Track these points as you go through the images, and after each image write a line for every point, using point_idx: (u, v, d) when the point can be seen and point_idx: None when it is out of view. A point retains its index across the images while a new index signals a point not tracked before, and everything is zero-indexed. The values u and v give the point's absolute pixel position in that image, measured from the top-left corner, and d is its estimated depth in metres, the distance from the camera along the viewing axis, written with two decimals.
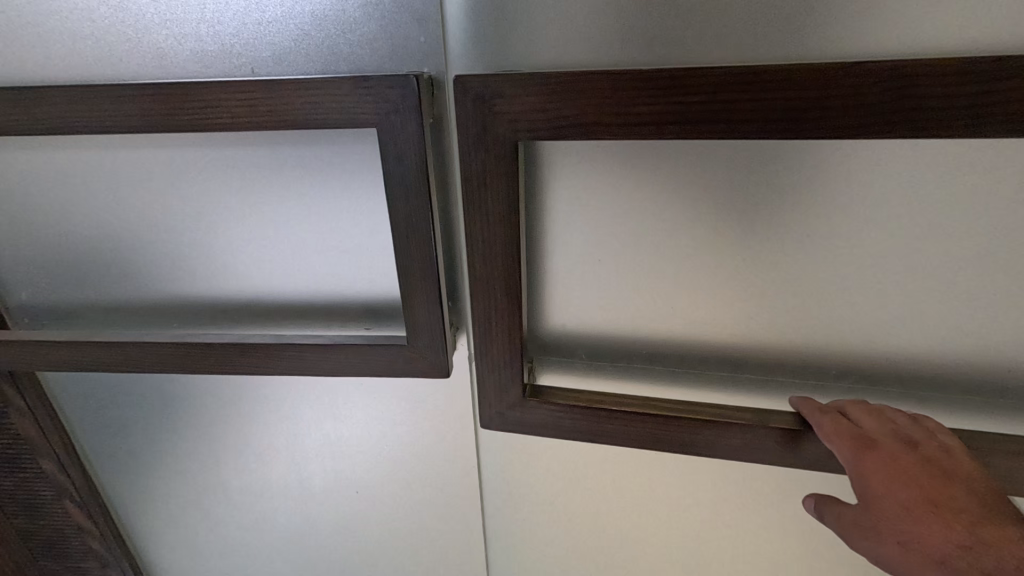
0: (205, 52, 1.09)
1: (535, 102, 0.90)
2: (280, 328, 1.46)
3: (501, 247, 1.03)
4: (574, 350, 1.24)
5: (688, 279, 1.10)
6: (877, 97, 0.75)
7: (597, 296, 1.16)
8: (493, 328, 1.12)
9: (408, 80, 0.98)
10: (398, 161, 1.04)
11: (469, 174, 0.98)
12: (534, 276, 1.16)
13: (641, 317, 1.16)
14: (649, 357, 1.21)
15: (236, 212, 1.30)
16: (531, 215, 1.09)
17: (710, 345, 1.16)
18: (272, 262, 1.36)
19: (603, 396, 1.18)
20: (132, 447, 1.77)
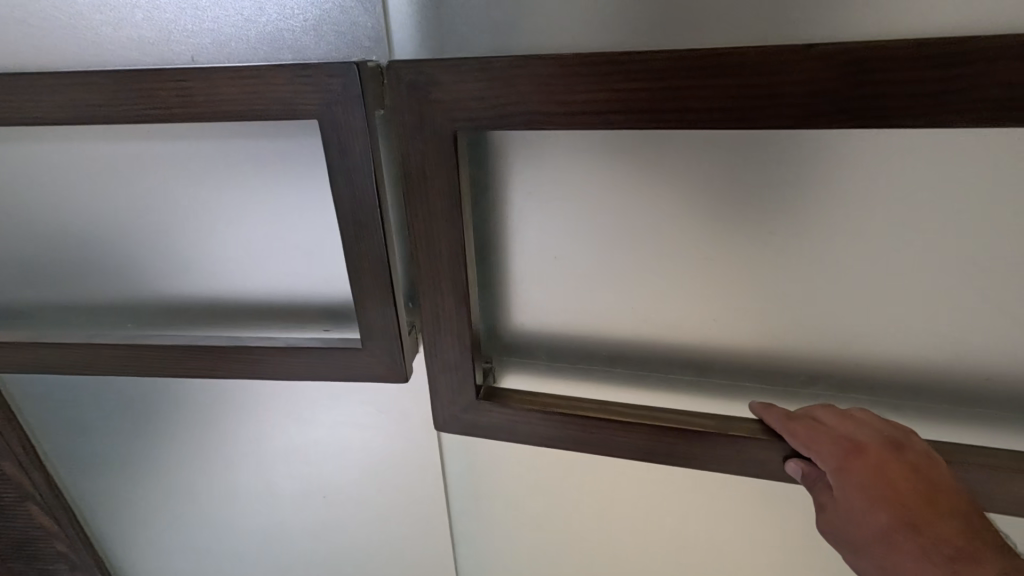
0: (140, 39, 0.99)
1: (478, 90, 0.78)
2: (238, 329, 1.38)
3: (448, 248, 0.91)
4: (536, 351, 1.16)
5: (654, 278, 1.01)
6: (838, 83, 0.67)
7: (562, 297, 1.07)
8: (440, 334, 1.00)
9: (351, 69, 0.88)
10: (342, 155, 0.95)
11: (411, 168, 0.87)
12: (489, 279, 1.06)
13: (607, 315, 1.08)
14: (613, 359, 1.12)
15: (184, 208, 1.22)
16: (487, 210, 1.00)
17: (676, 345, 1.08)
18: (225, 259, 1.28)
19: (560, 399, 1.07)
20: (94, 447, 1.72)
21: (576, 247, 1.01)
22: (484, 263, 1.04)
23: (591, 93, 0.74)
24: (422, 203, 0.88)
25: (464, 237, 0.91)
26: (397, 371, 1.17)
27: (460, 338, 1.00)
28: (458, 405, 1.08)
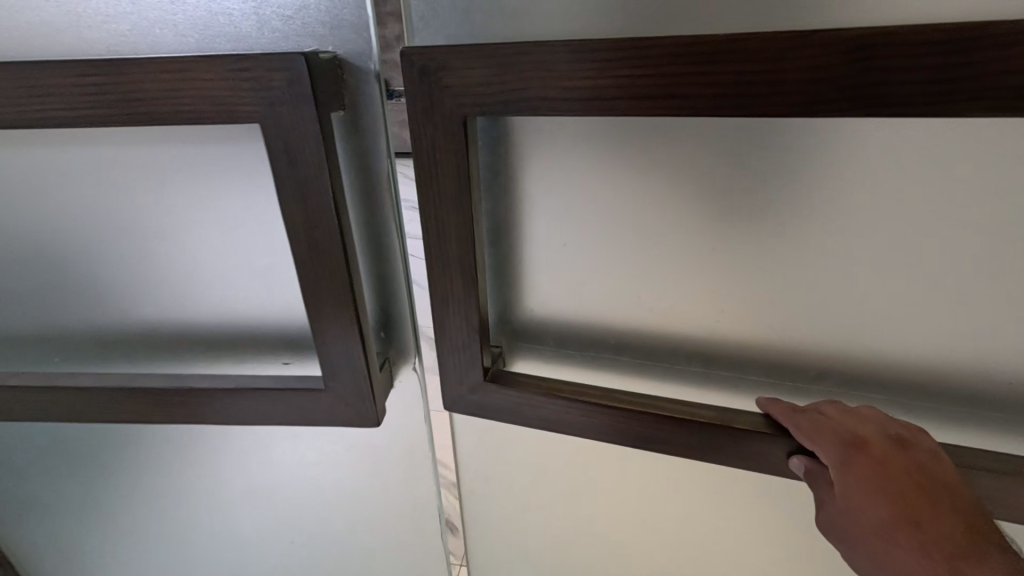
0: (48, 27, 0.87)
1: (489, 74, 0.76)
2: (188, 367, 1.20)
3: (458, 234, 0.88)
4: (539, 343, 1.08)
5: (660, 264, 0.93)
6: (842, 71, 0.65)
7: (565, 289, 1.00)
8: (451, 322, 0.96)
9: (296, 60, 0.78)
10: (290, 165, 0.85)
11: (419, 150, 0.84)
12: (499, 270, 1.01)
13: (609, 307, 1.00)
14: (618, 349, 1.04)
15: (119, 240, 1.06)
16: (501, 197, 0.94)
17: (682, 335, 0.99)
18: (172, 288, 1.11)
19: (565, 384, 1.02)
20: (25, 495, 1.51)
21: (578, 234, 0.94)
22: (494, 251, 0.99)
23: (596, 80, 0.73)
24: (431, 187, 0.85)
25: (471, 222, 0.87)
26: (366, 415, 1.06)
27: (469, 327, 0.96)
28: (464, 392, 1.03)
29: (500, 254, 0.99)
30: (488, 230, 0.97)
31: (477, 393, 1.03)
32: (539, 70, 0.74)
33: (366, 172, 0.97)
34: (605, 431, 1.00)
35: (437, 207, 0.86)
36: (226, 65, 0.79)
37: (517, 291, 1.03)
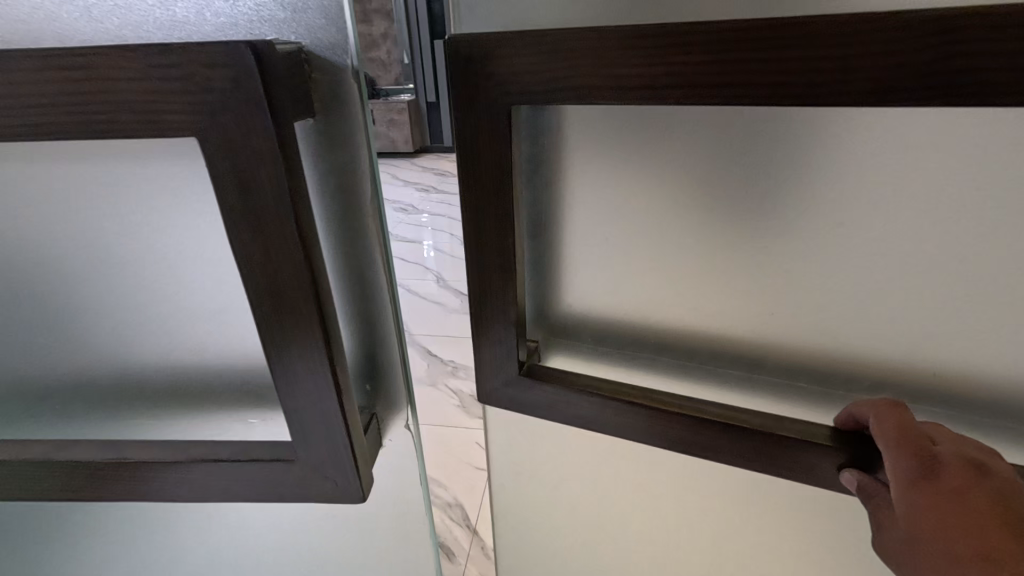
0: None
1: (536, 55, 0.72)
2: (151, 425, 1.11)
3: (503, 218, 0.85)
4: (576, 340, 1.02)
5: (710, 256, 0.85)
6: (914, 57, 0.58)
7: (609, 282, 0.94)
8: (491, 313, 0.94)
9: (238, 52, 0.67)
10: (242, 193, 0.74)
11: (461, 139, 0.81)
12: (543, 261, 0.97)
13: (655, 301, 0.93)
14: (657, 351, 0.96)
15: (80, 283, 0.98)
16: (541, 185, 0.91)
17: (727, 335, 0.90)
18: (136, 335, 1.02)
19: (607, 383, 0.97)
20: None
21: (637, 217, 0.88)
22: (538, 240, 0.95)
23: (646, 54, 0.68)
24: (472, 177, 0.83)
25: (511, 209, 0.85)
26: (351, 486, 0.97)
27: (508, 317, 0.93)
28: (505, 384, 1.01)
29: (542, 243, 0.95)
30: (531, 217, 0.93)
31: (518, 388, 1.00)
32: (582, 56, 0.69)
33: (345, 199, 0.90)
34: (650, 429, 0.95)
35: (478, 198, 0.84)
36: (147, 55, 0.67)
37: (557, 284, 0.98)
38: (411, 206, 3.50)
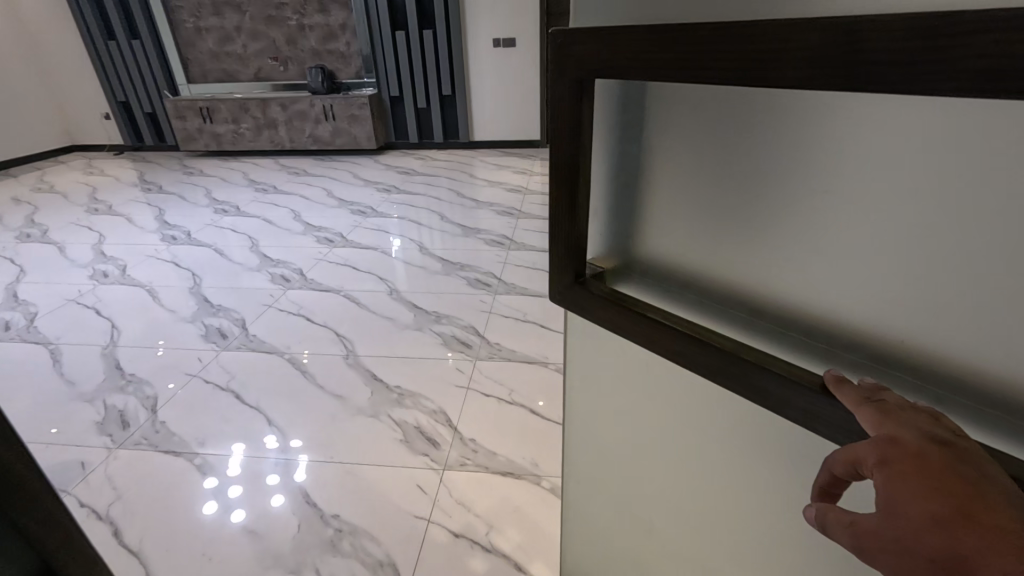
0: None
1: (594, 44, 0.27)
2: None
3: (562, 124, 0.31)
4: (645, 276, 0.34)
5: (768, 176, 0.26)
6: (840, 66, 0.18)
7: (696, 236, 0.31)
8: (553, 227, 0.34)
9: None
10: None
11: (561, 108, 0.30)
12: (622, 175, 0.34)
13: (753, 252, 0.28)
14: (760, 324, 0.29)
15: None
16: (640, 141, 0.32)
17: (789, 318, 0.28)
18: None
19: (658, 312, 0.31)
20: None
21: (737, 111, 0.27)
22: (626, 135, 0.32)
23: (670, 62, 0.23)
24: (557, 186, 0.33)
25: (583, 126, 0.30)
26: None
27: (558, 229, 0.34)
28: (555, 288, 0.37)
29: (633, 143, 0.32)
30: (609, 116, 0.33)
31: (570, 376, 0.48)
32: (620, 55, 0.26)
33: None
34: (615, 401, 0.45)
35: (560, 203, 0.33)
36: None
37: (650, 216, 0.33)
38: (411, 170, 2.89)
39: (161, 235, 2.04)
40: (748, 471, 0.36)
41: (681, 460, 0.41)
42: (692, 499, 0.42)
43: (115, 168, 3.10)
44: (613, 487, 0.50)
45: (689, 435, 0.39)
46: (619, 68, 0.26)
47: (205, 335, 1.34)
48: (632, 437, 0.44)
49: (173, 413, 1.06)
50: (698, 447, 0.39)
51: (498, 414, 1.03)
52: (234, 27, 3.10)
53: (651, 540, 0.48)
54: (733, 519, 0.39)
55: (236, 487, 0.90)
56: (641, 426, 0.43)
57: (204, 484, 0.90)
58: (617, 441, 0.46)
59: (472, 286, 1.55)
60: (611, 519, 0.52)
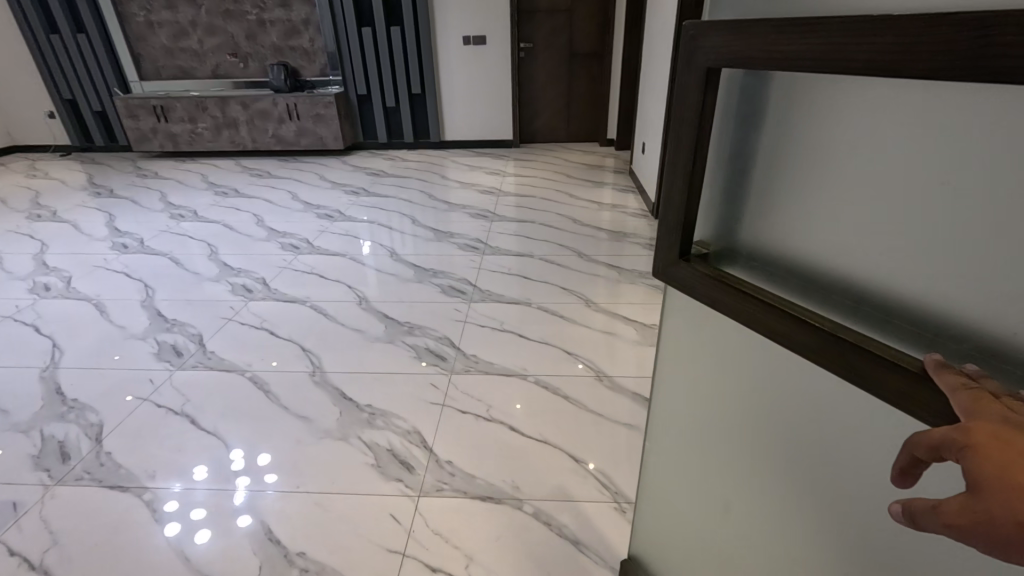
0: None
1: (728, 39, 0.29)
2: None
3: (684, 114, 0.34)
4: (752, 260, 0.37)
5: (873, 163, 0.28)
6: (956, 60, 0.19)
7: (799, 220, 0.33)
8: (661, 209, 0.38)
9: None
10: None
11: (684, 97, 0.33)
12: (737, 161, 0.36)
13: (856, 236, 0.30)
14: (858, 307, 0.30)
15: None
16: (765, 132, 0.34)
17: (888, 305, 0.28)
18: None
19: (762, 292, 0.33)
20: None
21: (851, 100, 0.28)
22: (742, 125, 0.35)
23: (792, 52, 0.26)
24: (671, 167, 0.36)
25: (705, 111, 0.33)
26: None
27: (662, 210, 0.37)
28: (658, 264, 0.40)
29: (750, 129, 0.35)
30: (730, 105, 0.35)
31: (667, 351, 0.51)
32: (747, 46, 0.28)
33: None
34: (704, 382, 0.47)
35: (671, 184, 0.36)
36: None
37: (761, 199, 0.35)
38: (380, 171, 2.80)
39: (110, 243, 1.90)
40: (829, 460, 0.36)
41: (762, 443, 0.42)
42: (772, 485, 0.42)
43: (61, 171, 2.90)
44: (694, 469, 0.52)
45: (783, 421, 0.39)
46: (747, 59, 0.28)
47: (157, 354, 1.24)
48: (715, 418, 0.47)
49: (119, 443, 0.97)
50: (778, 431, 0.40)
51: (475, 433, 0.98)
52: (189, 22, 2.95)
53: (727, 527, 0.49)
54: (810, 509, 0.39)
55: (201, 508, 0.85)
56: (730, 406, 0.44)
57: (162, 508, 0.85)
58: (701, 423, 0.49)
59: (447, 294, 1.49)
60: (691, 500, 0.54)
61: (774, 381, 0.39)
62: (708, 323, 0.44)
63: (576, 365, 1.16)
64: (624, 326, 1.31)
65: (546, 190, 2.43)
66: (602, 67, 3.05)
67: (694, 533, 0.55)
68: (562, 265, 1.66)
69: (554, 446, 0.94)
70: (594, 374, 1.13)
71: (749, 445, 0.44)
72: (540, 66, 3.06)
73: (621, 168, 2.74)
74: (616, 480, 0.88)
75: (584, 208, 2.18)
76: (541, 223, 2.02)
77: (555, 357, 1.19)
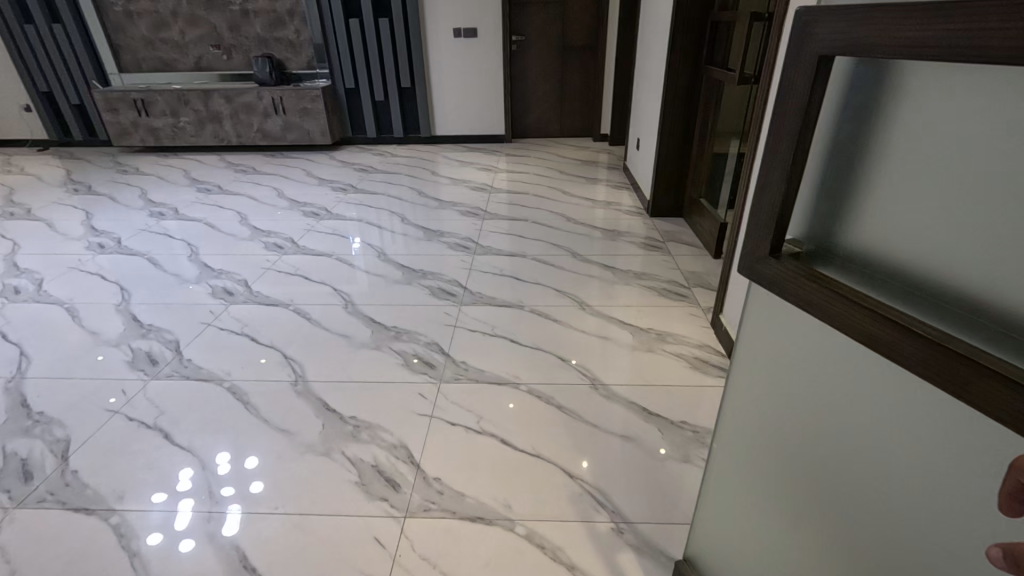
0: None
1: (845, 26, 0.30)
2: None
3: (793, 103, 0.35)
4: (851, 262, 0.36)
5: (986, 158, 0.28)
6: None
7: (903, 220, 0.33)
8: (757, 199, 0.39)
9: None
10: None
11: (793, 84, 0.35)
12: (844, 157, 0.36)
13: (964, 236, 0.29)
14: (965, 311, 0.29)
15: None
16: (877, 125, 0.34)
17: (996, 308, 0.27)
18: None
19: (857, 292, 0.33)
20: None
21: (971, 93, 0.28)
22: (853, 120, 0.35)
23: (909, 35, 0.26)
24: (772, 157, 0.37)
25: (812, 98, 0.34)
26: None
27: (754, 201, 0.39)
28: (745, 259, 0.41)
29: (864, 125, 0.35)
30: (846, 100, 0.35)
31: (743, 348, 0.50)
32: (866, 33, 0.29)
33: None
34: (780, 383, 0.46)
35: (768, 173, 0.37)
36: None
37: (869, 199, 0.35)
38: (369, 167, 2.73)
39: (85, 243, 1.83)
40: (894, 474, 0.35)
41: (829, 448, 0.40)
42: (836, 496, 0.40)
43: (38, 166, 2.81)
44: (758, 472, 0.51)
45: (851, 429, 0.38)
46: (861, 44, 0.29)
47: (132, 362, 1.18)
48: (785, 419, 0.46)
49: (87, 461, 0.92)
50: (848, 435, 0.38)
51: (465, 448, 0.93)
52: (169, 12, 2.85)
53: (786, 538, 0.47)
54: (872, 523, 0.37)
55: (173, 527, 0.80)
56: (801, 410, 0.43)
57: (131, 532, 0.79)
58: (771, 423, 0.48)
59: (437, 296, 1.44)
60: (750, 506, 0.53)
61: (851, 384, 0.37)
62: (789, 320, 0.43)
63: (569, 373, 1.11)
64: (620, 330, 1.27)
65: (539, 187, 2.38)
66: (595, 61, 2.99)
67: (750, 541, 0.53)
68: (556, 265, 1.62)
69: (548, 461, 0.90)
70: (588, 382, 1.09)
71: (815, 450, 0.42)
72: (533, 60, 3.00)
73: (615, 164, 2.69)
74: (613, 497, 0.83)
75: (578, 205, 2.13)
76: (533, 221, 1.97)
77: (549, 364, 1.14)
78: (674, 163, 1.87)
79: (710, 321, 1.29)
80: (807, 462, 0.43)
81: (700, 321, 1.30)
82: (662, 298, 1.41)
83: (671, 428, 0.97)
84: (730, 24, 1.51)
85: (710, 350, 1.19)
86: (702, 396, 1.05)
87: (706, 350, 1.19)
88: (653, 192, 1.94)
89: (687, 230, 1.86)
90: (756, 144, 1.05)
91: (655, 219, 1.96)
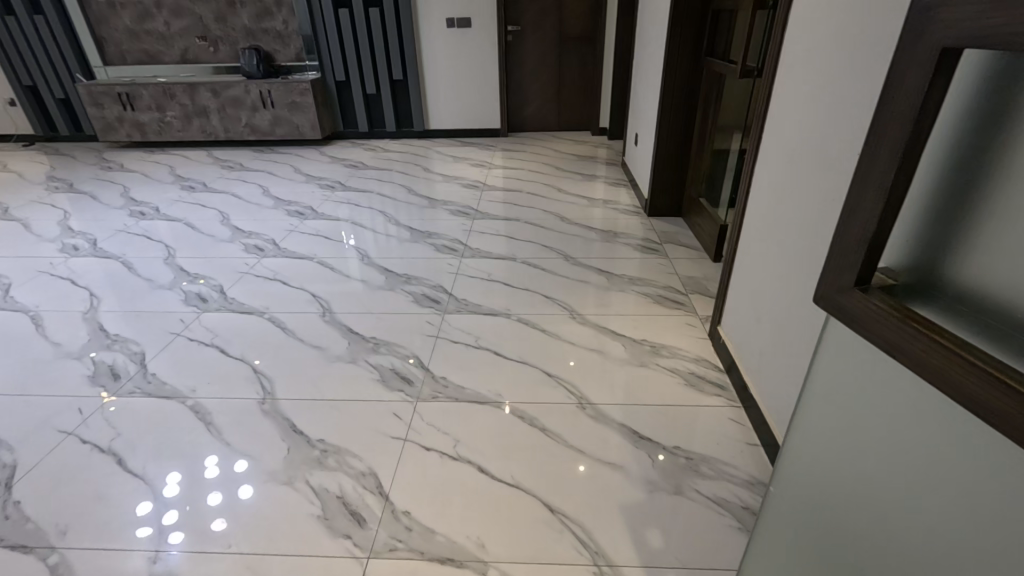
0: None
1: (982, 10, 0.23)
2: None
3: (899, 106, 0.28)
4: (962, 304, 0.29)
5: None
6: None
7: None
8: (845, 219, 0.32)
9: None
10: None
11: (904, 85, 0.28)
12: (960, 174, 0.29)
13: None
14: None
15: None
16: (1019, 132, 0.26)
17: None
18: None
19: (976, 349, 0.26)
20: None
21: None
22: (983, 124, 0.27)
23: None
24: (869, 170, 0.30)
25: (929, 100, 0.27)
26: None
27: (840, 223, 0.32)
28: (823, 288, 0.34)
29: (998, 129, 0.27)
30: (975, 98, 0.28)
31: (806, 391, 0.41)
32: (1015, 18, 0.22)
33: None
34: (847, 442, 0.37)
35: (864, 189, 0.31)
36: None
37: (994, 227, 0.28)
38: (359, 163, 2.64)
39: (59, 245, 1.76)
40: None
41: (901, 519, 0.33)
42: None
43: (21, 163, 2.74)
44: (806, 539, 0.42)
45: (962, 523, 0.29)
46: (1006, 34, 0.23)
47: (92, 376, 1.12)
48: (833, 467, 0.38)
49: (33, 490, 0.85)
50: (938, 514, 0.30)
51: (438, 478, 0.86)
52: (153, 2, 2.76)
53: None
54: None
55: (117, 569, 0.73)
56: (879, 481, 0.34)
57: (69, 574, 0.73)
58: (815, 471, 0.40)
59: (419, 304, 1.37)
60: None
61: (936, 439, 0.30)
62: (846, 353, 0.36)
63: (556, 390, 1.04)
64: (612, 342, 1.19)
65: (534, 184, 2.29)
66: (594, 52, 2.89)
67: None
68: (547, 269, 1.54)
69: (527, 492, 0.83)
70: (575, 401, 1.02)
71: (875, 511, 0.35)
72: (529, 51, 2.90)
73: (614, 160, 2.60)
74: (597, 535, 0.76)
75: (573, 204, 2.05)
76: (526, 221, 1.89)
77: (535, 380, 1.07)
78: (673, 160, 1.78)
79: (708, 332, 1.21)
80: (862, 524, 0.36)
81: (697, 331, 1.22)
82: (658, 306, 1.33)
83: (663, 455, 0.90)
84: (731, 13, 1.42)
85: (708, 365, 1.11)
86: (697, 417, 0.98)
87: (703, 365, 1.11)
88: (651, 191, 1.85)
89: (686, 231, 1.78)
90: (757, 145, 0.97)
91: (653, 219, 1.88)
